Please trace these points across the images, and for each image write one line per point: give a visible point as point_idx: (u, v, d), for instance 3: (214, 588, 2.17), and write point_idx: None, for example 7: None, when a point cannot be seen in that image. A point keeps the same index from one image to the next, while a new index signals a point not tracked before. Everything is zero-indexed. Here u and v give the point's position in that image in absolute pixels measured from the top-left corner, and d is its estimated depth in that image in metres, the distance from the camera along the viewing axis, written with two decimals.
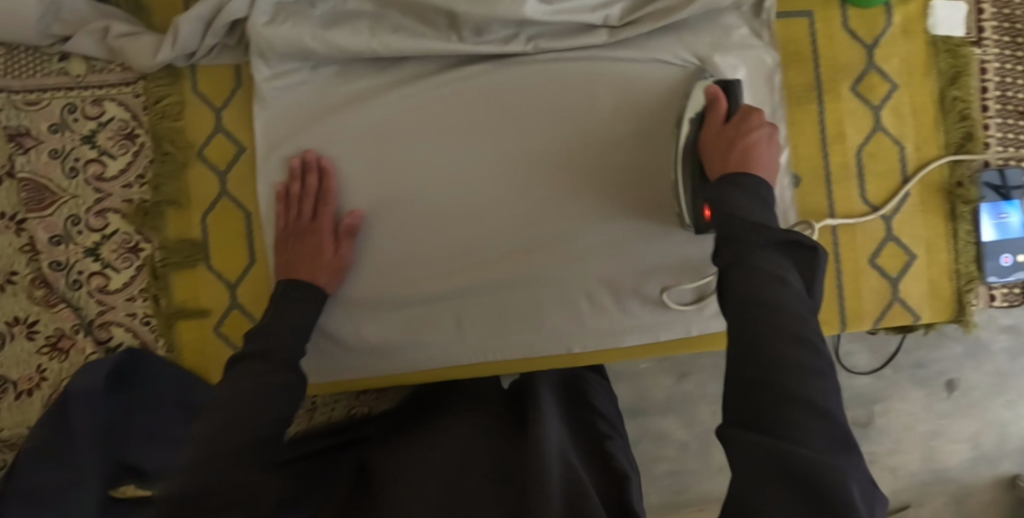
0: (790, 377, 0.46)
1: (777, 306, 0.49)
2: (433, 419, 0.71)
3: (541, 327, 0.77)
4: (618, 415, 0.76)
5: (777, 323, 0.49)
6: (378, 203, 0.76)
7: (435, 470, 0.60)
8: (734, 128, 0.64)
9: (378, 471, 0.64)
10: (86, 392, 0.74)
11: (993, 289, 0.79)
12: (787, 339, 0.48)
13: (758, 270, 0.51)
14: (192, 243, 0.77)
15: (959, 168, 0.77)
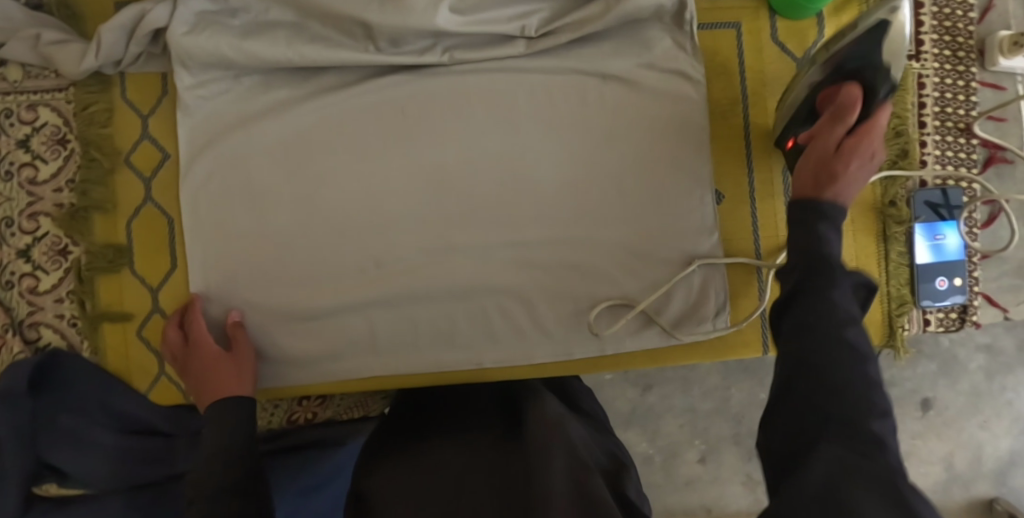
0: (863, 397, 0.51)
1: (845, 335, 0.54)
2: (449, 423, 0.75)
3: (457, 340, 0.76)
4: (606, 426, 0.84)
5: (847, 348, 0.53)
6: (297, 213, 0.77)
7: (446, 473, 0.65)
8: (846, 153, 0.64)
9: (380, 467, 0.69)
10: (6, 392, 0.76)
11: (928, 313, 0.76)
12: (856, 361, 0.53)
13: (831, 300, 0.55)
14: (116, 247, 0.78)
15: (893, 186, 0.74)
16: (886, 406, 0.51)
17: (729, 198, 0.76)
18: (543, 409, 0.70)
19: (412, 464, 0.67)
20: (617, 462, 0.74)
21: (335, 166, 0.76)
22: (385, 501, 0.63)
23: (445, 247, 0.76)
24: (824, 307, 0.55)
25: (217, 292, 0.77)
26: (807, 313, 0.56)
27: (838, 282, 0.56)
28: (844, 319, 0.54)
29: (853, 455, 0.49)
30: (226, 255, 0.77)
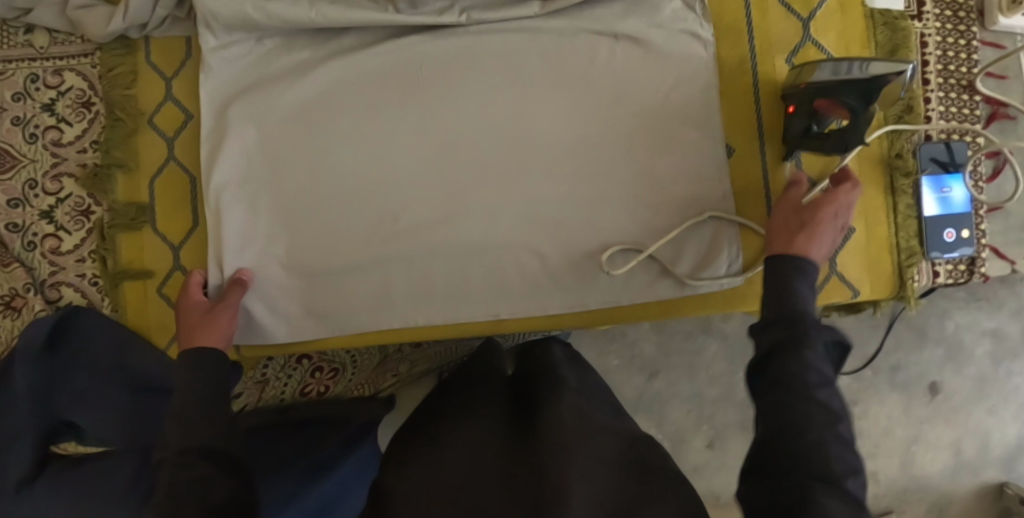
0: (837, 458, 0.52)
1: (821, 398, 0.54)
2: (462, 413, 0.76)
3: (470, 295, 0.77)
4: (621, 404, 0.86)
5: (822, 408, 0.54)
6: (317, 170, 0.78)
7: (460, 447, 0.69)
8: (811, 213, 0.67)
9: (400, 453, 0.74)
10: (25, 347, 0.77)
11: (936, 265, 0.77)
12: (831, 424, 0.53)
13: (810, 360, 0.56)
14: (138, 206, 0.80)
15: (899, 140, 0.76)
16: (856, 463, 0.52)
17: (740, 151, 0.77)
18: (561, 406, 0.69)
19: (424, 466, 0.68)
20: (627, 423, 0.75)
21: (352, 124, 0.78)
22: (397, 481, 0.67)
23: (463, 206, 0.76)
24: (803, 366, 0.55)
25: (238, 249, 0.78)
26: (783, 373, 0.56)
27: (810, 341, 0.56)
28: (820, 380, 0.55)
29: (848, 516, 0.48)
30: (250, 211, 0.79)
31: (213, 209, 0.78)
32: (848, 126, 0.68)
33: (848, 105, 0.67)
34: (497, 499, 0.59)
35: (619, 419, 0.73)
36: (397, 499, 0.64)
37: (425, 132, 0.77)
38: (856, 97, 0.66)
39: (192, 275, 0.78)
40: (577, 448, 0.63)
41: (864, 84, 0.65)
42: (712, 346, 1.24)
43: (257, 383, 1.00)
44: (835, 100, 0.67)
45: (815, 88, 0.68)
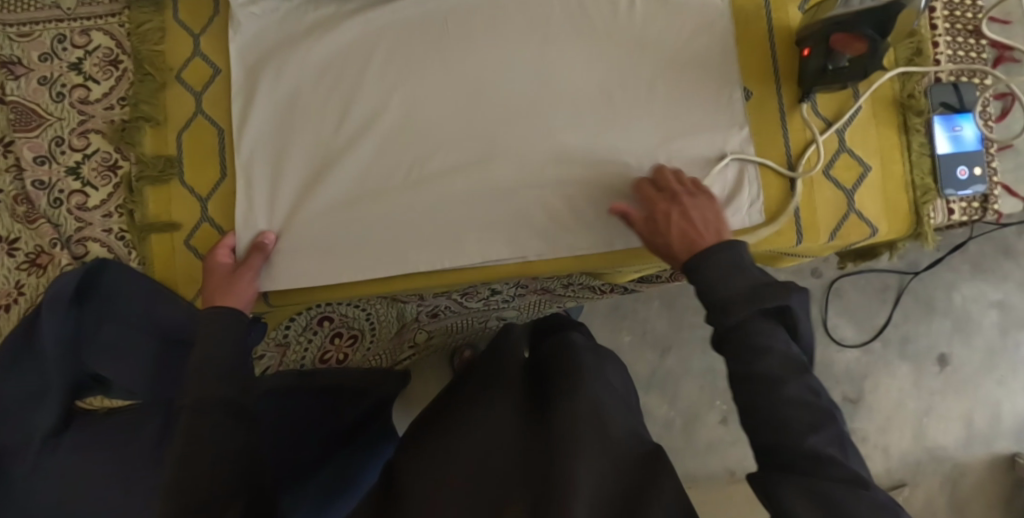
0: (793, 425, 0.59)
1: (766, 373, 0.60)
2: (479, 388, 0.83)
3: (498, 238, 0.78)
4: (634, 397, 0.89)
5: (767, 380, 0.60)
6: (343, 121, 0.79)
7: (474, 446, 0.73)
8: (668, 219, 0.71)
9: (419, 442, 0.79)
10: (54, 297, 0.77)
11: (951, 203, 0.79)
12: (777, 394, 0.60)
13: (750, 342, 0.61)
14: (166, 158, 0.81)
15: (910, 82, 0.78)
16: (823, 415, 0.59)
17: (758, 95, 0.79)
18: (574, 397, 0.75)
19: (438, 444, 0.76)
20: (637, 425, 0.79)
21: (377, 76, 0.79)
22: (413, 478, 0.72)
23: (489, 153, 0.78)
24: (756, 344, 0.61)
25: (269, 200, 0.80)
26: (736, 363, 0.62)
27: (746, 324, 0.62)
28: (761, 353, 0.61)
29: (807, 479, 0.56)
30: (277, 164, 0.80)
31: (246, 162, 0.80)
32: (867, 55, 0.70)
33: (864, 36, 0.68)
34: (504, 487, 0.67)
35: (630, 424, 0.77)
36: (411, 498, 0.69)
37: (449, 82, 0.79)
38: (872, 28, 0.67)
39: (224, 238, 0.80)
40: (586, 438, 0.70)
41: (879, 14, 0.66)
42: None
43: (276, 347, 0.99)
44: (851, 32, 0.68)
45: (831, 22, 0.70)
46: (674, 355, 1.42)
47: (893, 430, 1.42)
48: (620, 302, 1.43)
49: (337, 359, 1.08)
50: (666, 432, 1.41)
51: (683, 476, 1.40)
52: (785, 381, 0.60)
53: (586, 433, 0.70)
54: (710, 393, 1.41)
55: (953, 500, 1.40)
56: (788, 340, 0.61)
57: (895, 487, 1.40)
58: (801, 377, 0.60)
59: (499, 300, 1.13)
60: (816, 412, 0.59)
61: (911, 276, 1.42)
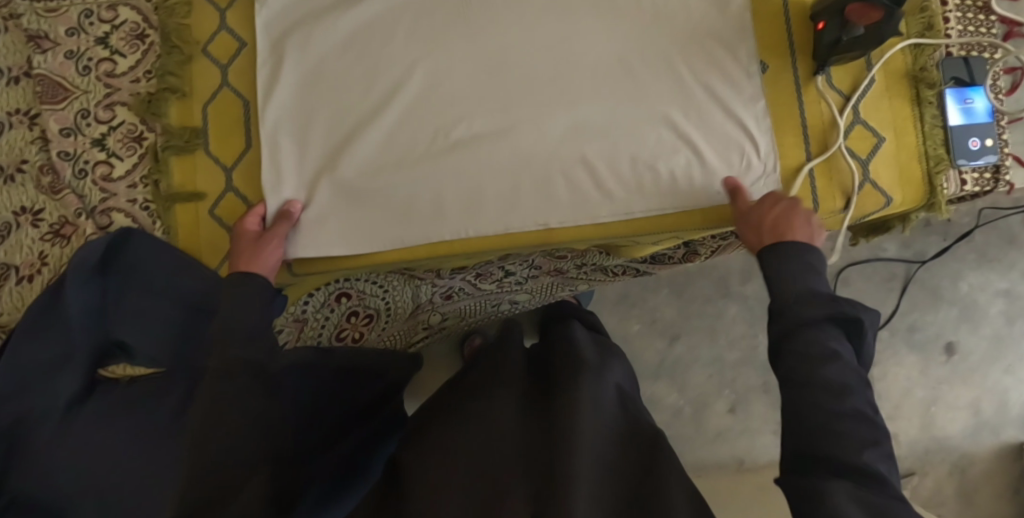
0: (852, 436, 0.58)
1: (831, 379, 0.61)
2: (486, 373, 0.87)
3: (519, 205, 0.79)
4: (631, 386, 0.93)
5: (829, 387, 0.61)
6: (366, 91, 0.81)
7: (477, 435, 0.77)
8: (767, 206, 0.73)
9: (423, 432, 0.83)
10: (80, 265, 0.78)
11: (963, 174, 0.81)
12: (841, 404, 0.60)
13: (817, 345, 0.62)
14: (192, 129, 0.82)
15: (922, 55, 0.80)
16: (877, 433, 0.59)
17: (773, 68, 0.80)
18: (578, 389, 0.79)
19: (445, 427, 0.80)
20: (633, 414, 0.83)
21: (397, 50, 0.81)
22: (418, 465, 0.76)
23: (509, 124, 0.79)
24: (814, 350, 0.62)
25: (295, 170, 0.82)
26: (797, 360, 0.63)
27: (813, 326, 0.63)
28: (827, 357, 0.62)
29: (858, 491, 0.56)
30: (303, 136, 0.82)
31: (270, 132, 0.81)
32: (883, 22, 0.71)
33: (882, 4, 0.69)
34: (506, 476, 0.71)
35: (626, 418, 0.81)
36: (416, 483, 0.74)
37: (470, 55, 0.80)
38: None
39: (253, 207, 0.81)
40: (588, 429, 0.74)
41: None
42: (733, 309, 1.42)
43: (294, 322, 1.01)
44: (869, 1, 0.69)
45: None
46: (683, 342, 1.43)
47: (901, 418, 1.43)
48: (629, 290, 1.43)
49: (352, 337, 1.09)
50: (675, 420, 1.41)
51: (693, 464, 1.40)
52: (840, 391, 0.60)
53: (589, 423, 0.75)
54: (719, 381, 1.42)
55: (961, 488, 1.40)
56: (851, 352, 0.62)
57: (904, 476, 1.41)
58: (862, 391, 0.61)
59: (512, 282, 1.13)
60: (871, 431, 0.59)
61: (918, 265, 1.43)
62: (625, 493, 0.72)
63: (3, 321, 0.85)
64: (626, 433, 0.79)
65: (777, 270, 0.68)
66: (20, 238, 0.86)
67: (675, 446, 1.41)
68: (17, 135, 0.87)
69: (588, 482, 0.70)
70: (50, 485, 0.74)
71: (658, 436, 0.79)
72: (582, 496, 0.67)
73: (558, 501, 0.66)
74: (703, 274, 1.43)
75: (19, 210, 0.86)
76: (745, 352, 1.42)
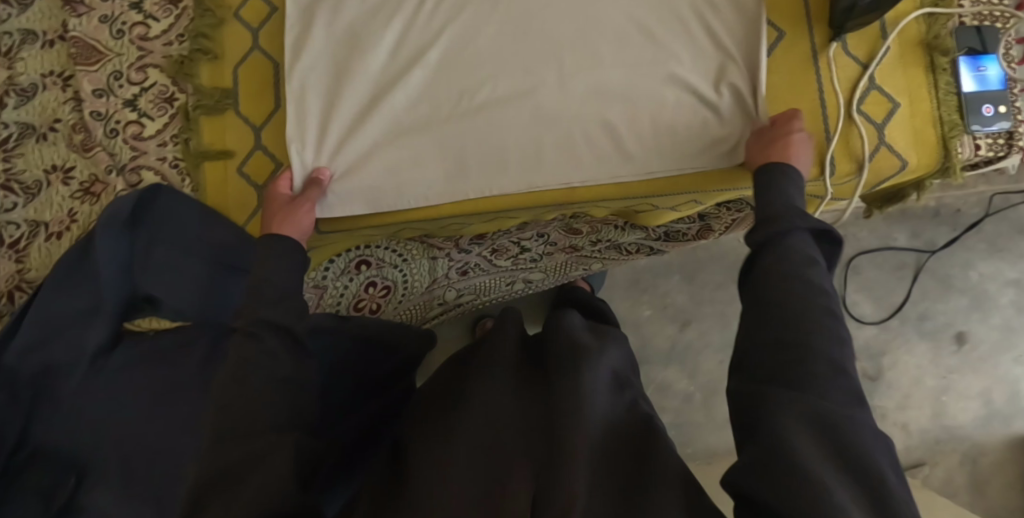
0: (816, 339, 0.59)
1: (804, 278, 0.62)
2: (480, 362, 0.83)
3: (543, 162, 0.82)
4: (632, 362, 0.89)
5: (799, 289, 0.62)
6: (392, 52, 0.83)
7: (474, 420, 0.72)
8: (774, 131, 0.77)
9: (417, 430, 0.78)
10: (110, 219, 0.80)
11: (978, 139, 0.83)
12: (812, 306, 0.61)
13: (792, 247, 0.65)
14: (223, 90, 0.85)
15: (935, 24, 0.82)
16: (839, 334, 0.60)
17: (790, 34, 0.82)
18: (578, 370, 0.75)
19: (440, 422, 0.76)
20: (632, 394, 0.79)
21: (422, 18, 0.83)
22: (419, 456, 0.72)
23: (530, 86, 0.81)
24: (780, 258, 0.64)
25: (320, 130, 0.84)
26: (776, 257, 0.65)
27: (792, 230, 0.66)
28: (803, 259, 0.64)
29: (809, 396, 0.56)
30: (328, 101, 0.84)
31: (297, 92, 0.84)
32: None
33: None
34: (506, 459, 0.67)
35: (626, 397, 0.77)
36: (417, 475, 0.69)
37: (490, 18, 0.82)
38: None
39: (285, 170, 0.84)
40: (589, 415, 0.69)
41: None
42: None
43: (315, 288, 1.02)
44: None
45: None
46: (694, 328, 1.43)
47: (911, 407, 1.42)
48: (640, 276, 1.45)
49: (370, 307, 1.11)
50: (685, 405, 1.42)
51: (703, 450, 1.40)
52: (808, 288, 0.61)
53: (590, 407, 0.70)
54: (730, 367, 1.42)
55: (973, 478, 1.39)
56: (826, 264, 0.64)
57: (915, 465, 1.40)
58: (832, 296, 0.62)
59: (527, 260, 1.14)
60: (835, 332, 0.59)
61: (929, 254, 1.44)
62: (631, 478, 0.68)
63: (29, 276, 0.86)
64: (630, 416, 0.75)
65: (768, 178, 0.73)
66: (50, 196, 0.88)
67: (686, 431, 1.41)
68: (50, 96, 0.89)
69: (589, 462, 0.66)
70: (68, 431, 0.75)
71: (657, 419, 0.76)
72: (586, 481, 0.64)
73: (561, 489, 0.62)
74: (714, 260, 1.44)
75: (50, 169, 0.88)
76: None
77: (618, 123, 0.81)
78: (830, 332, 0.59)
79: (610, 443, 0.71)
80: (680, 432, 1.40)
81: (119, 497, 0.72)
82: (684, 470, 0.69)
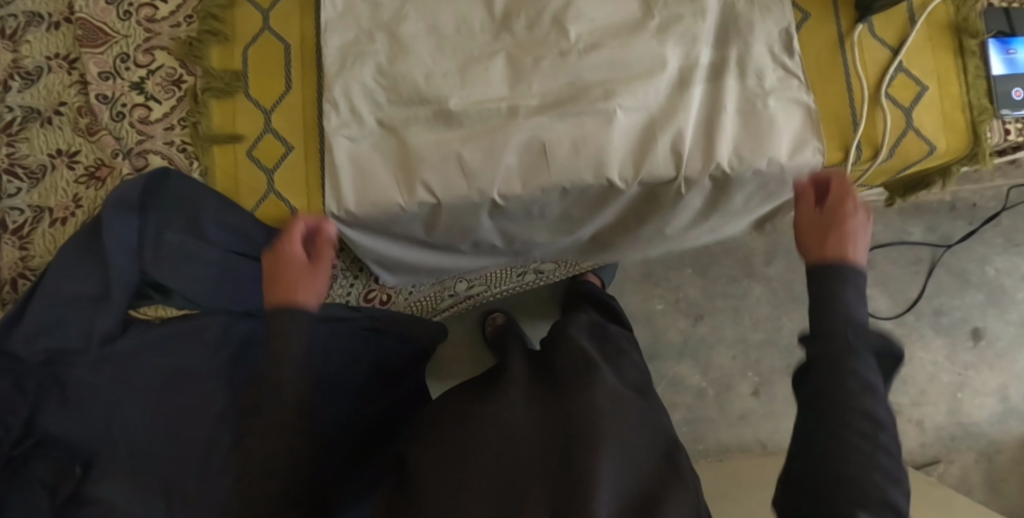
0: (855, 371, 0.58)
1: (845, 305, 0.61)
2: (494, 386, 0.88)
3: (576, 231, 0.91)
4: (644, 380, 0.95)
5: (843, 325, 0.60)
6: (452, 171, 0.79)
7: (489, 443, 0.77)
8: (831, 210, 0.65)
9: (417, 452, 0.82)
10: (123, 200, 0.78)
11: (1007, 124, 0.80)
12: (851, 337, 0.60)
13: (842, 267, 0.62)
14: (232, 72, 0.83)
15: (964, 7, 0.80)
16: (897, 473, 0.56)
17: (814, 17, 0.80)
18: (593, 397, 0.80)
19: (454, 437, 0.80)
20: (655, 417, 0.84)
21: (481, 204, 0.80)
22: (428, 478, 0.76)
23: (583, 224, 0.89)
24: (840, 379, 0.58)
25: (385, 241, 0.88)
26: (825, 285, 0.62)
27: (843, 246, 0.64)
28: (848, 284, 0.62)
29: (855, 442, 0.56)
30: (393, 249, 0.90)
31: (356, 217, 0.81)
32: None
33: None
34: (523, 480, 0.72)
35: (648, 419, 0.83)
36: (432, 495, 0.74)
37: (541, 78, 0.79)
38: None
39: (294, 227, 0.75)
40: (607, 421, 0.77)
41: None
42: (757, 290, 1.43)
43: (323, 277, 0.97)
44: None
45: None
46: (706, 323, 1.42)
47: (927, 403, 1.40)
48: (653, 269, 1.43)
49: (380, 298, 1.08)
50: (699, 401, 1.39)
51: (716, 447, 1.38)
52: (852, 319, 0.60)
53: (608, 416, 0.78)
54: (742, 363, 1.40)
55: (988, 475, 1.37)
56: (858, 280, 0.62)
57: (930, 463, 1.38)
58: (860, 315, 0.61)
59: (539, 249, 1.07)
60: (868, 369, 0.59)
61: (944, 249, 1.42)
62: (648, 496, 0.72)
63: (33, 263, 0.84)
64: (650, 433, 0.81)
65: (820, 287, 0.62)
66: (54, 181, 0.85)
67: (698, 427, 1.39)
68: (55, 80, 0.87)
69: (607, 485, 0.70)
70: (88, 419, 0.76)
71: (679, 447, 0.81)
72: (603, 504, 0.68)
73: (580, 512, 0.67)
74: (727, 254, 1.44)
75: (55, 153, 0.86)
76: (769, 333, 1.41)
77: (666, 223, 0.88)
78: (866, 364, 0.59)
79: (632, 466, 0.75)
80: (692, 428, 1.39)
81: (127, 482, 0.75)
82: (693, 485, 0.76)
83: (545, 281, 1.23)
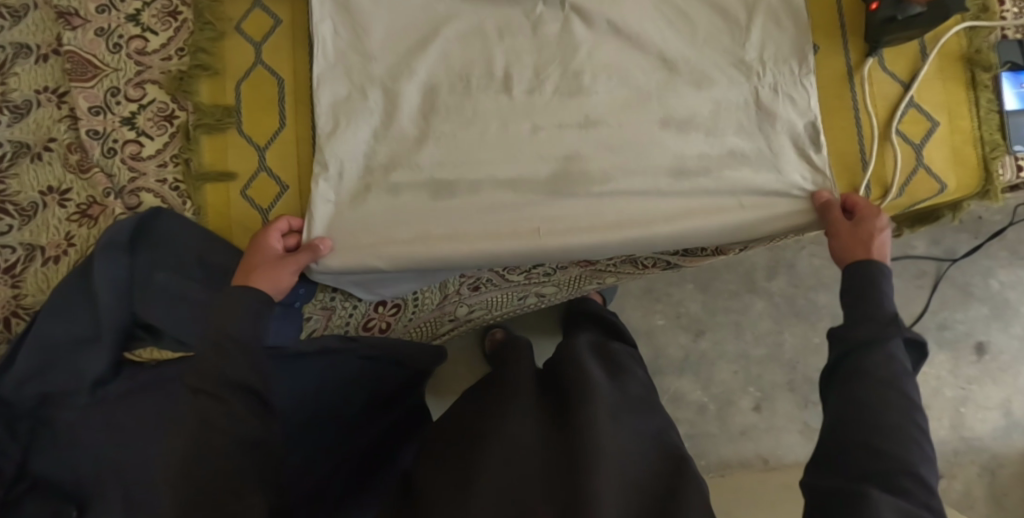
0: (903, 425, 0.61)
1: (889, 364, 0.63)
2: (498, 398, 0.88)
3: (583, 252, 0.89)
4: (647, 391, 0.94)
5: (884, 381, 0.62)
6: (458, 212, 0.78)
7: (498, 458, 0.76)
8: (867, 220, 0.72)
9: (425, 472, 0.82)
10: (110, 243, 0.77)
11: (1020, 160, 0.79)
12: (897, 395, 0.62)
13: (879, 330, 0.65)
14: (224, 107, 0.82)
15: (976, 38, 0.79)
16: (928, 451, 0.61)
17: (824, 50, 0.79)
18: (597, 412, 0.80)
19: (463, 454, 0.80)
20: (658, 437, 0.84)
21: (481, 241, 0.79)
22: (434, 496, 0.76)
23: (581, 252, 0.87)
24: (890, 435, 0.60)
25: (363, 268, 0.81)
26: (862, 339, 0.65)
27: (881, 310, 0.66)
28: (887, 334, 0.64)
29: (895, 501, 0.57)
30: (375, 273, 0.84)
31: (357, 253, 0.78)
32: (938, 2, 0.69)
33: None
34: (530, 495, 0.72)
35: (650, 438, 0.83)
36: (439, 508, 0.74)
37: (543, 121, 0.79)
38: None
39: (274, 223, 0.78)
40: (612, 438, 0.77)
41: None
42: (760, 304, 1.42)
43: (322, 310, 0.94)
44: None
45: None
46: (708, 338, 1.41)
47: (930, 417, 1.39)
48: (654, 285, 1.42)
49: (379, 326, 1.02)
50: (700, 416, 1.38)
51: (718, 462, 1.36)
52: (898, 373, 0.63)
53: (612, 448, 0.76)
54: (744, 378, 1.39)
55: (993, 490, 1.36)
56: (899, 343, 0.64)
57: None
58: (906, 376, 0.63)
59: (540, 274, 1.05)
60: (916, 425, 0.61)
61: (949, 263, 1.41)
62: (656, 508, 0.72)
63: (26, 302, 0.82)
64: (655, 453, 0.80)
65: (869, 267, 0.69)
66: (46, 218, 0.83)
67: (699, 443, 1.37)
68: (45, 114, 0.85)
69: (614, 498, 0.70)
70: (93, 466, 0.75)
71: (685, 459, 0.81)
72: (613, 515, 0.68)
73: None
74: (730, 269, 1.43)
75: (45, 190, 0.84)
76: (771, 348, 1.40)
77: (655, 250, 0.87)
78: (916, 418, 0.61)
79: (637, 482, 0.75)
80: (692, 445, 1.37)
81: None
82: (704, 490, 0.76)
83: (547, 304, 1.20)
